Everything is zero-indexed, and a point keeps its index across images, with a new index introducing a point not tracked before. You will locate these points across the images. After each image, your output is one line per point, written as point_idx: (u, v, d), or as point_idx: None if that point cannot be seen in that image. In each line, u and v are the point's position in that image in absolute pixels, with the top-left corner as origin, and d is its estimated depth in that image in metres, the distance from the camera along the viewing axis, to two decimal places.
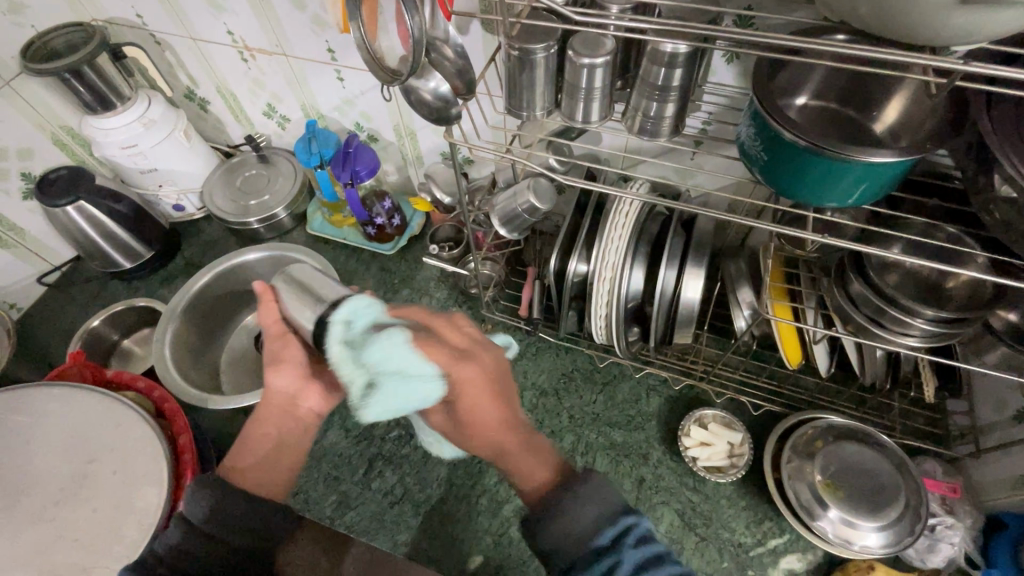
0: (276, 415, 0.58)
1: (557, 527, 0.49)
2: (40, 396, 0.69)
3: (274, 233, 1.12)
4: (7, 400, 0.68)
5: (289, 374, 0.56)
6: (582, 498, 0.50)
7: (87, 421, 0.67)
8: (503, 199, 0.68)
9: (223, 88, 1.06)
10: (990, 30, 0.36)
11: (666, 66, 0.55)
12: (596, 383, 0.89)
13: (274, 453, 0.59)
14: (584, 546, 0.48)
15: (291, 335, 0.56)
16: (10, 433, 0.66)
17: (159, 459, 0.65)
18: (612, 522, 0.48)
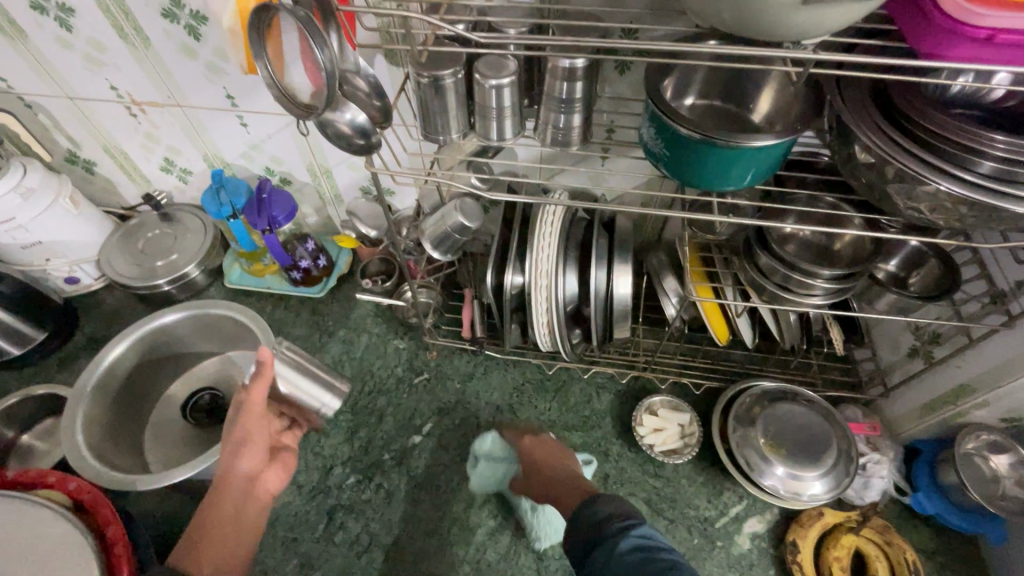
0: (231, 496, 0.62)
1: (581, 516, 0.61)
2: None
3: (188, 293, 1.05)
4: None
5: (252, 452, 0.64)
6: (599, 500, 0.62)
7: None
8: (432, 223, 0.69)
9: (110, 147, 0.99)
10: (830, 23, 0.42)
11: (567, 80, 0.59)
12: (547, 391, 0.91)
13: (232, 526, 0.61)
14: (602, 530, 0.58)
15: (260, 417, 0.65)
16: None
17: (87, 558, 0.57)
18: (621, 518, 0.59)
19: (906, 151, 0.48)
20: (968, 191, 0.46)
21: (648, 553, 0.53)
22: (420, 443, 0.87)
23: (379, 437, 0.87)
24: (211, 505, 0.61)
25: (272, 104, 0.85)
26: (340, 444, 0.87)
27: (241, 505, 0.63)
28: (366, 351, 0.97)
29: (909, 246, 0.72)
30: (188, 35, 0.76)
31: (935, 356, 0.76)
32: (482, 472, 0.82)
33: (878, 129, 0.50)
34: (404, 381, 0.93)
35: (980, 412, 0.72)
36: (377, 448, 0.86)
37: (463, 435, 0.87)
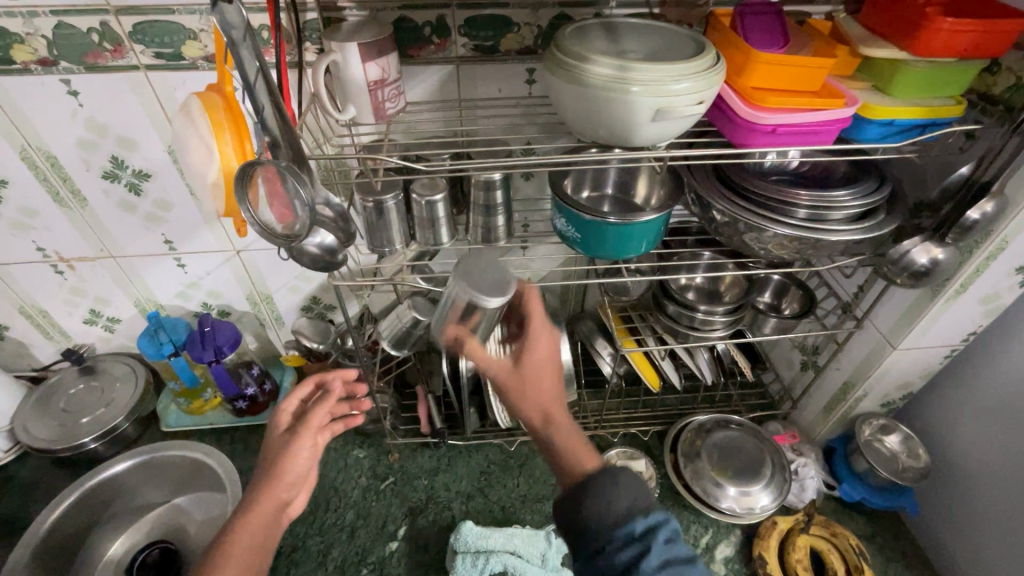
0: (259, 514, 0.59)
1: (593, 505, 0.51)
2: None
3: (117, 448, 0.98)
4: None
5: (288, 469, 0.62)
6: (617, 485, 0.52)
7: None
8: (389, 324, 0.76)
9: (27, 308, 0.96)
10: (671, 133, 0.59)
11: (490, 190, 0.72)
12: (513, 468, 0.95)
13: (258, 548, 0.58)
14: (615, 530, 0.50)
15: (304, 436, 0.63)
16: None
17: None
18: (645, 514, 0.51)
19: (749, 210, 0.66)
20: (795, 231, 0.64)
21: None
22: (397, 549, 0.85)
23: (353, 553, 0.85)
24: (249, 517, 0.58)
25: (211, 243, 0.90)
26: (314, 571, 0.83)
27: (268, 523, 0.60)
28: (326, 468, 0.95)
29: (775, 281, 0.90)
30: (129, 192, 0.82)
31: (819, 365, 0.92)
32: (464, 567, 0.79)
33: (726, 197, 0.67)
34: (370, 489, 0.92)
35: (864, 403, 0.88)
36: (353, 566, 0.83)
37: (440, 531, 0.87)
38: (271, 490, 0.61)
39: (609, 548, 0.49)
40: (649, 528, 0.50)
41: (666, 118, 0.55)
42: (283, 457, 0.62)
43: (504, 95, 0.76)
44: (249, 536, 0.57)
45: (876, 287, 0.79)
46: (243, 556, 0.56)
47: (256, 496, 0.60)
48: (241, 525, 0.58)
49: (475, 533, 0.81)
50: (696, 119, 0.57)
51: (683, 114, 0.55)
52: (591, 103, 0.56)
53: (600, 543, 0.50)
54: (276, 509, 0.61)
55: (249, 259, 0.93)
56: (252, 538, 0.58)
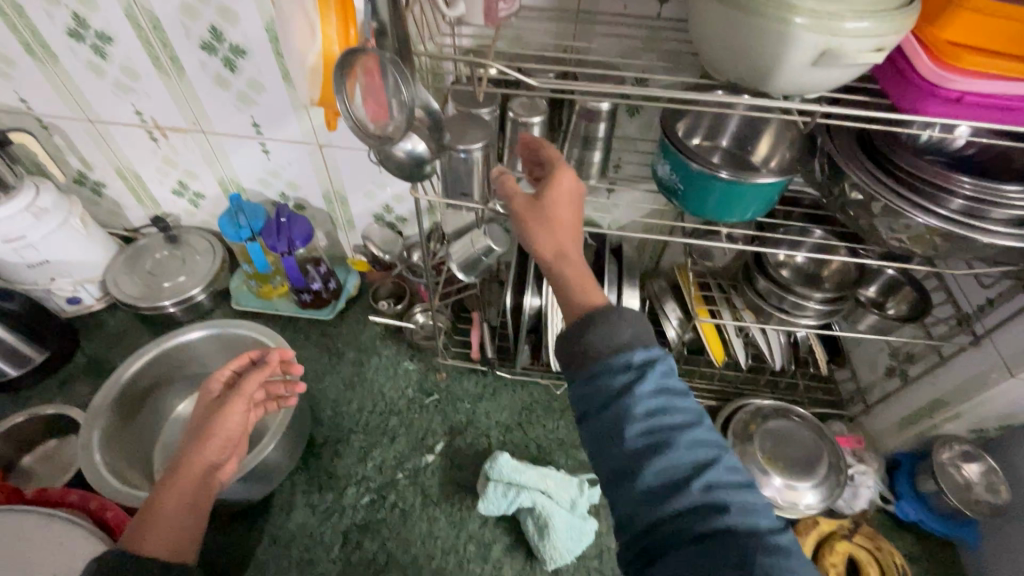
0: (182, 482, 0.59)
1: (596, 334, 0.47)
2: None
3: (192, 316, 1.05)
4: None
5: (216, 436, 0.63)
6: (621, 317, 0.48)
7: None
8: (460, 246, 0.74)
9: (123, 170, 1.00)
10: (829, 85, 0.50)
11: (592, 120, 0.65)
12: (556, 410, 0.95)
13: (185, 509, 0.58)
14: (613, 359, 0.46)
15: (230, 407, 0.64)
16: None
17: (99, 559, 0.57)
18: (645, 348, 0.46)
19: (891, 190, 0.56)
20: (943, 223, 0.54)
21: (665, 430, 0.42)
22: (433, 461, 0.88)
23: (392, 456, 0.89)
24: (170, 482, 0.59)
25: (295, 134, 0.89)
26: (355, 464, 0.88)
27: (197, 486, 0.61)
28: (376, 372, 0.99)
29: (886, 275, 0.80)
30: (224, 67, 0.80)
31: (909, 375, 0.84)
32: (490, 498, 0.81)
33: (867, 171, 0.58)
34: (415, 402, 0.95)
35: (951, 424, 0.80)
36: (390, 468, 0.87)
37: (475, 453, 0.90)
38: (196, 452, 0.61)
39: (604, 373, 0.46)
40: (646, 363, 0.46)
41: (831, 64, 0.46)
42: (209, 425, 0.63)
43: (630, 13, 0.66)
44: (174, 497, 0.58)
45: (1011, 305, 0.68)
46: (171, 517, 0.56)
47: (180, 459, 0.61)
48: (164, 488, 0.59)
49: (512, 466, 0.82)
50: (853, 78, 0.48)
51: (854, 62, 0.46)
52: (741, 35, 0.47)
53: (597, 366, 0.46)
54: (202, 473, 0.62)
55: (330, 156, 0.92)
56: (182, 497, 0.58)
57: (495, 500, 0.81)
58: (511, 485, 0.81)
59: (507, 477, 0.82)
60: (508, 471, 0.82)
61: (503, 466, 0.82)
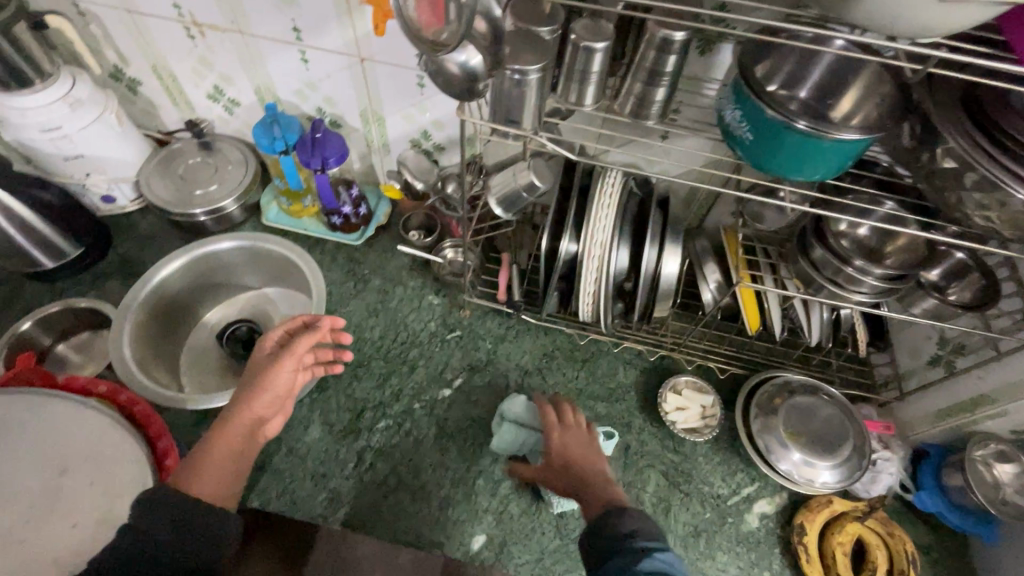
0: (235, 434, 0.61)
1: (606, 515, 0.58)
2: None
3: (223, 226, 1.04)
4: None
5: (266, 395, 0.64)
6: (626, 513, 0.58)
7: (35, 436, 0.57)
8: (501, 180, 0.70)
9: (159, 68, 0.97)
10: (957, 27, 0.41)
11: (662, 52, 0.59)
12: (577, 360, 0.94)
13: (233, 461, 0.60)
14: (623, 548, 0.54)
15: (282, 369, 0.65)
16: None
17: (132, 452, 0.58)
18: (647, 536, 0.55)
19: (995, 161, 0.50)
20: None
21: None
22: (450, 396, 0.89)
23: (410, 386, 0.89)
24: (223, 434, 0.60)
25: (337, 44, 0.84)
26: (373, 389, 0.88)
27: (248, 440, 0.62)
28: (401, 303, 0.98)
29: (954, 258, 0.74)
30: None
31: (956, 366, 0.79)
32: (502, 439, 0.82)
33: (969, 136, 0.51)
34: (436, 335, 0.94)
35: (991, 422, 0.76)
36: (408, 397, 0.88)
37: (493, 393, 0.89)
38: (248, 408, 0.62)
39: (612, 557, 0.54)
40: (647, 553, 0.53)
41: None
42: (262, 382, 0.64)
43: None
44: (225, 449, 0.60)
45: None
46: (220, 469, 0.58)
47: (233, 412, 0.62)
48: (215, 438, 0.60)
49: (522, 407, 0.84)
50: (986, 21, 0.41)
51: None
52: None
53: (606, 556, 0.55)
54: (252, 426, 0.63)
55: (371, 71, 0.87)
56: (232, 449, 0.60)
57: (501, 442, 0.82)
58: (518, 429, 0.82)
59: (515, 420, 0.83)
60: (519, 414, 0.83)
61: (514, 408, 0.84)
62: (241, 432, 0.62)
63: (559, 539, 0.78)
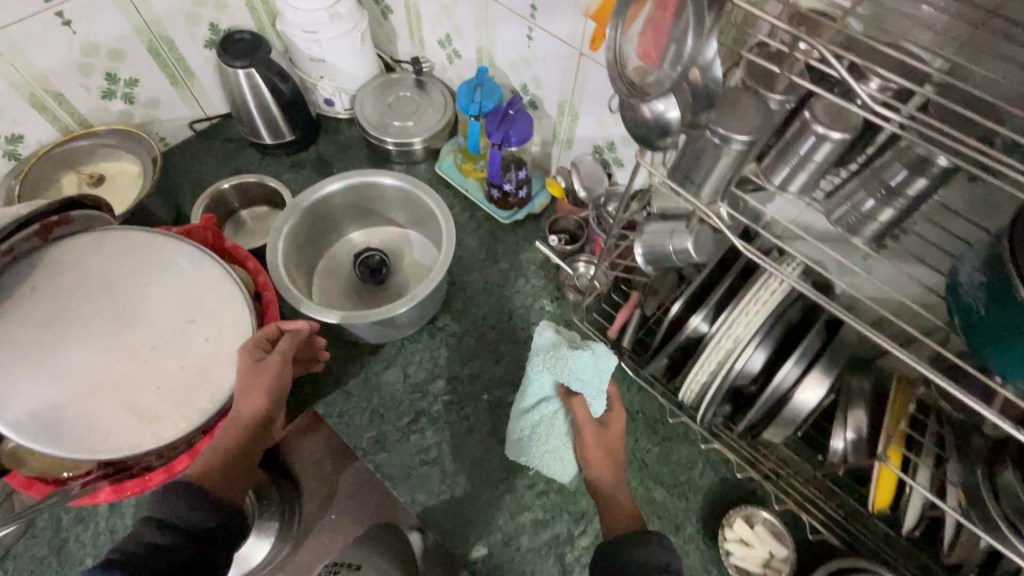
0: (232, 430, 0.63)
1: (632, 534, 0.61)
2: (154, 244, 0.68)
3: (403, 160, 1.13)
4: (121, 237, 0.68)
5: (251, 397, 0.62)
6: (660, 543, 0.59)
7: (185, 284, 0.67)
8: (655, 230, 0.64)
9: (411, 4, 1.05)
10: None
11: (909, 169, 0.47)
12: (655, 433, 0.87)
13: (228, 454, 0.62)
14: None
15: (264, 376, 0.63)
16: (112, 273, 0.66)
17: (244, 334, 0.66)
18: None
19: None
20: None
21: None
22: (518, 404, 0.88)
23: (487, 375, 0.90)
24: (220, 437, 0.62)
25: (564, 33, 0.83)
26: (455, 362, 0.91)
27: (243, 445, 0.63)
28: (515, 294, 0.98)
29: None
30: None
31: None
32: (581, 363, 0.78)
33: None
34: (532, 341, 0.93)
35: None
36: (481, 385, 0.89)
37: None
38: (233, 417, 0.62)
39: None
40: None
41: None
42: (246, 384, 0.63)
43: None
44: (225, 441, 0.62)
45: None
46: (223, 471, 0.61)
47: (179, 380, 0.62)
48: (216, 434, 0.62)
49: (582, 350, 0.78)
50: None
51: None
52: None
53: None
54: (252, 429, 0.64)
55: (585, 68, 0.84)
56: (222, 449, 0.62)
57: (585, 361, 0.77)
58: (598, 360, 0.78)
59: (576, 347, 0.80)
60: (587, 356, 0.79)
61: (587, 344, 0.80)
62: (238, 432, 0.63)
63: None
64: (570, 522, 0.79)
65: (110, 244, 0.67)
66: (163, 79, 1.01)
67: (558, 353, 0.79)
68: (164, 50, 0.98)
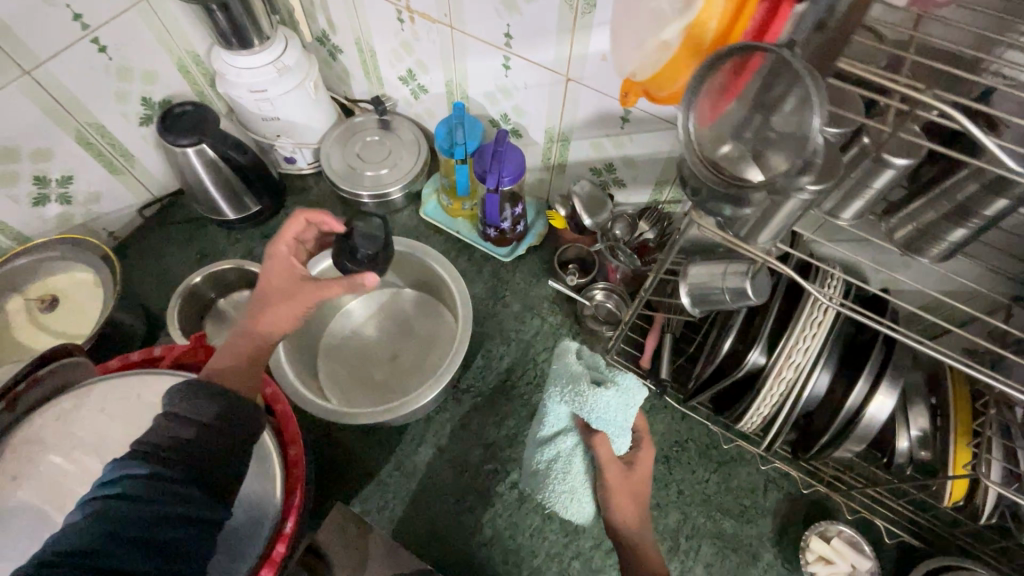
0: (276, 292, 0.65)
1: None
2: (140, 389, 0.59)
3: (383, 210, 1.04)
4: (106, 387, 0.58)
5: (277, 277, 0.66)
6: None
7: None
8: (700, 272, 0.59)
9: (363, 42, 0.95)
10: None
11: (990, 190, 0.43)
12: (711, 460, 0.83)
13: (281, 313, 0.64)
14: None
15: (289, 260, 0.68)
16: (104, 432, 0.57)
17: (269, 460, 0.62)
18: None
19: None
20: None
21: None
22: None
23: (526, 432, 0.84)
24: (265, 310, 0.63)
25: (546, 59, 0.76)
26: (488, 426, 0.85)
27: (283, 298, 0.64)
28: (535, 337, 0.93)
29: None
30: None
31: None
32: (605, 403, 0.70)
33: None
34: None
35: None
36: (521, 444, 0.83)
37: None
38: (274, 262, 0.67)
39: None
40: None
41: None
42: (276, 282, 0.66)
43: None
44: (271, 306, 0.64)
45: None
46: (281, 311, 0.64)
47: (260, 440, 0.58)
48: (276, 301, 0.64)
49: (607, 389, 0.71)
50: None
51: None
52: None
53: None
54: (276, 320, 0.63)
55: (574, 93, 0.78)
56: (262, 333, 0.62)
57: (610, 396, 0.70)
58: (628, 394, 0.71)
59: (580, 379, 0.73)
60: (620, 385, 0.71)
61: (613, 379, 0.72)
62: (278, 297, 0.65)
63: None
64: None
65: (95, 396, 0.58)
66: (101, 169, 0.89)
67: (579, 389, 0.72)
68: (97, 139, 0.86)
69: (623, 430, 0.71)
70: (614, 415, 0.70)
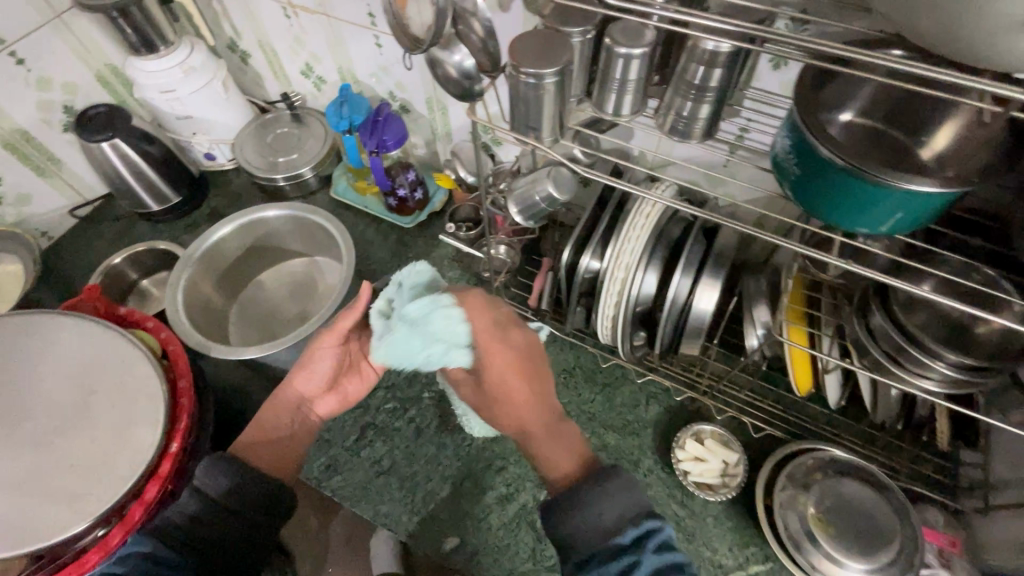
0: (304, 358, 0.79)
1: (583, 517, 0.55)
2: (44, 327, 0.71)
3: (298, 193, 1.13)
4: (14, 330, 0.70)
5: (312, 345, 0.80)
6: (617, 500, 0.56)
7: (82, 352, 0.69)
8: (522, 185, 0.68)
9: (264, 43, 1.06)
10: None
11: (705, 64, 0.52)
12: (596, 383, 0.89)
13: (303, 374, 0.78)
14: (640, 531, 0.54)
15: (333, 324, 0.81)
16: (9, 368, 0.68)
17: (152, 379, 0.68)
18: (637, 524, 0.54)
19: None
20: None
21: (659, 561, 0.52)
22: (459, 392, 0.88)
23: (425, 373, 0.91)
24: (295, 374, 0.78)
25: None
26: (389, 370, 0.91)
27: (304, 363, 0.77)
28: None
29: None
30: None
31: None
32: (390, 337, 0.68)
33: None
34: None
35: None
36: (419, 384, 0.90)
37: None
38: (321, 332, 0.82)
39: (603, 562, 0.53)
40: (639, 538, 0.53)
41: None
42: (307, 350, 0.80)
43: None
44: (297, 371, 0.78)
45: None
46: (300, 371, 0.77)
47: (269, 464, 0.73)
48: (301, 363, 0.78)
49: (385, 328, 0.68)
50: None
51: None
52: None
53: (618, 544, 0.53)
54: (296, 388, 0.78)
55: None
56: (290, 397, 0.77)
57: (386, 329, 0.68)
58: (409, 314, 0.68)
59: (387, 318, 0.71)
60: (405, 309, 0.69)
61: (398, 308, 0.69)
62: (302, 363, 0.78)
63: (531, 562, 0.75)
64: (533, 488, 0.80)
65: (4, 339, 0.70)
66: (29, 171, 0.99)
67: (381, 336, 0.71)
68: (23, 144, 0.96)
69: (433, 347, 0.68)
70: (412, 345, 0.68)
